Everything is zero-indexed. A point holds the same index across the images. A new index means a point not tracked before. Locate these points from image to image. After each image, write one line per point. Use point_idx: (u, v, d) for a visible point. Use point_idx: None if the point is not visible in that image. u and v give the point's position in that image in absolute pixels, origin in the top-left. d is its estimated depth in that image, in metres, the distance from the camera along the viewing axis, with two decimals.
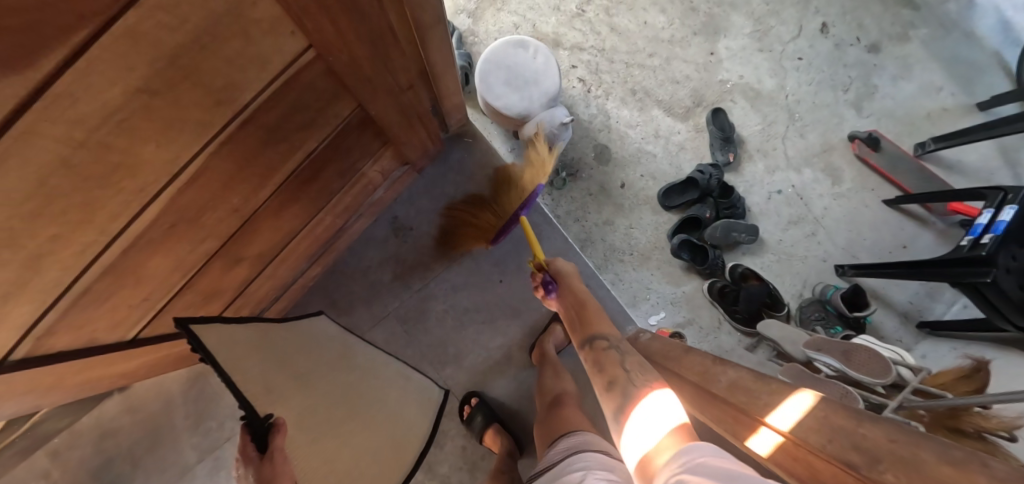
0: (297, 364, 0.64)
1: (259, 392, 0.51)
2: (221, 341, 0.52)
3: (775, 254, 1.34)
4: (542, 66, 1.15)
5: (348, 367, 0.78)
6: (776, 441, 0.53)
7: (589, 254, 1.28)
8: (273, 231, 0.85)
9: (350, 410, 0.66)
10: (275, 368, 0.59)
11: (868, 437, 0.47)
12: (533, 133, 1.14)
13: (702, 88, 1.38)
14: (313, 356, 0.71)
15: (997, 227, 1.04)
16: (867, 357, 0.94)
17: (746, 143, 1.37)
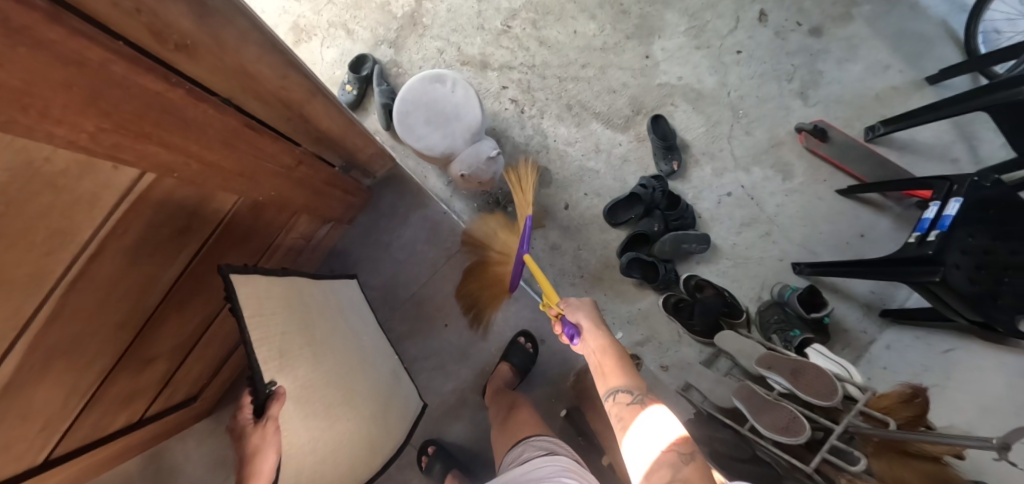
0: (317, 328, 0.77)
1: (270, 358, 0.62)
2: (249, 292, 0.62)
3: (730, 259, 1.31)
4: (462, 100, 1.10)
5: (358, 343, 0.91)
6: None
7: (538, 283, 1.25)
8: (183, 323, 0.81)
9: (343, 394, 0.78)
10: (295, 330, 0.71)
11: None
12: (459, 171, 1.11)
13: (640, 95, 1.33)
14: (329, 325, 0.83)
15: (943, 222, 1.01)
16: (815, 375, 0.92)
17: (691, 147, 1.33)
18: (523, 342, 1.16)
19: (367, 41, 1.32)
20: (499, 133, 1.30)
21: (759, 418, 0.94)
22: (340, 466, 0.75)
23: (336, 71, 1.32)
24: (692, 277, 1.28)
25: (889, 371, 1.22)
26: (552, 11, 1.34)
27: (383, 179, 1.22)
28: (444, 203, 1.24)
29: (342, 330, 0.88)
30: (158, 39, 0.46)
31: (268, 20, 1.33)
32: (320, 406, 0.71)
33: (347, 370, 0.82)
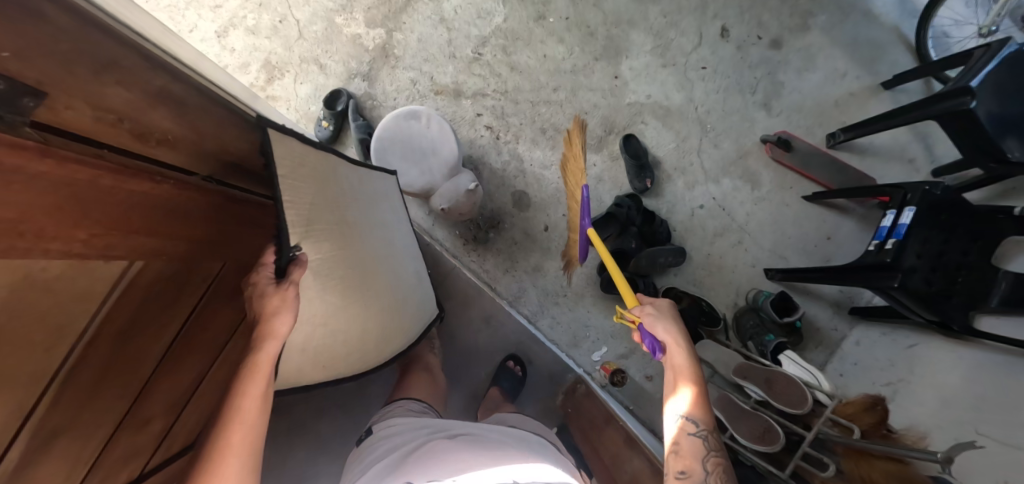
0: (348, 209, 0.77)
1: (299, 228, 0.63)
2: (287, 156, 0.61)
3: (705, 269, 1.37)
4: (438, 134, 1.11)
5: (386, 228, 0.92)
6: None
7: (523, 305, 1.30)
8: (177, 383, 0.81)
9: (366, 275, 0.80)
10: (327, 207, 0.70)
11: None
12: (439, 205, 1.13)
13: (611, 115, 1.37)
14: (362, 211, 0.83)
15: (899, 230, 1.07)
16: (787, 384, 0.99)
17: (663, 163, 1.38)
18: (513, 365, 1.21)
19: (340, 75, 1.34)
20: (476, 160, 1.32)
21: (736, 425, 1.00)
22: (353, 341, 0.79)
23: (311, 107, 1.33)
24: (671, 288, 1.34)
25: (860, 367, 1.29)
26: (522, 36, 1.37)
27: None
28: (426, 232, 1.29)
29: (374, 217, 0.87)
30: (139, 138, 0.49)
31: (239, 59, 1.33)
32: (341, 282, 0.73)
33: (373, 256, 0.83)
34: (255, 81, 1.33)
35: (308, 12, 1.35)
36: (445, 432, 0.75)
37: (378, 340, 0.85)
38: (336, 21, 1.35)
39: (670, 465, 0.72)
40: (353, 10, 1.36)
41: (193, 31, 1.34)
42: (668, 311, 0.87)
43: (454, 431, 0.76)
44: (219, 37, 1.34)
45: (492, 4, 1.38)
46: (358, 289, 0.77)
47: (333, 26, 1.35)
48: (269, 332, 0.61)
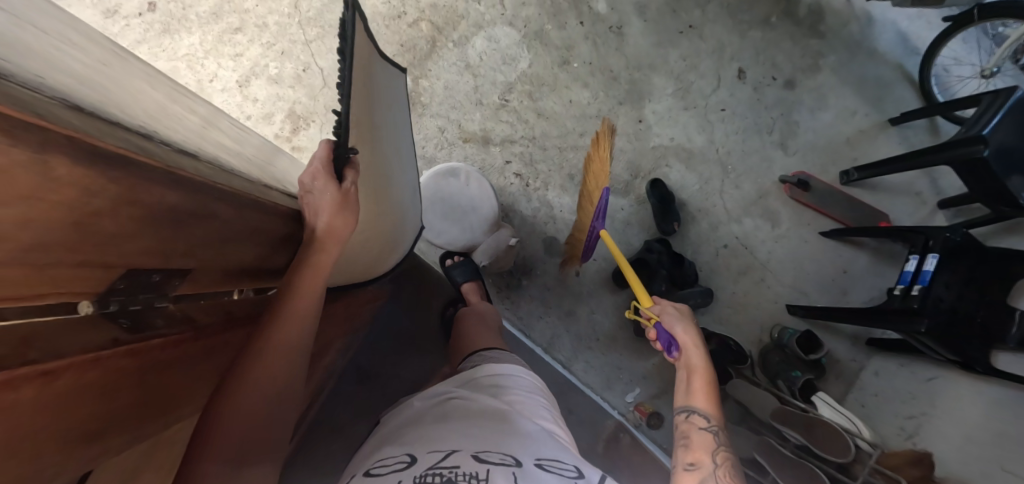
0: (387, 123, 0.69)
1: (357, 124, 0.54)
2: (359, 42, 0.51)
3: (729, 307, 1.41)
4: (477, 191, 1.13)
5: (402, 141, 0.84)
6: None
7: (558, 350, 1.32)
8: None
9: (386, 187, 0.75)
10: (376, 115, 0.62)
11: None
12: (482, 260, 1.16)
13: (636, 158, 1.40)
14: (393, 120, 0.74)
15: (923, 277, 1.13)
16: (828, 432, 1.03)
17: (686, 204, 1.42)
18: None
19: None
20: (507, 207, 1.35)
21: (780, 471, 1.03)
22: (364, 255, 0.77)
23: None
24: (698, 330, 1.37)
25: (880, 398, 1.35)
26: (547, 81, 1.39)
27: (403, 269, 1.28)
28: None
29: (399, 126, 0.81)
30: (247, 276, 0.49)
31: (263, 108, 1.32)
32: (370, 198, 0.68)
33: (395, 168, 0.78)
34: (279, 130, 1.31)
35: (331, 60, 1.34)
36: (434, 390, 0.77)
37: (382, 245, 0.82)
38: None
39: (681, 458, 0.74)
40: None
41: (214, 81, 1.33)
42: (686, 316, 0.93)
43: (439, 386, 0.78)
44: (242, 87, 1.33)
45: (516, 50, 1.39)
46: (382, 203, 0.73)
47: None
48: (329, 231, 0.57)
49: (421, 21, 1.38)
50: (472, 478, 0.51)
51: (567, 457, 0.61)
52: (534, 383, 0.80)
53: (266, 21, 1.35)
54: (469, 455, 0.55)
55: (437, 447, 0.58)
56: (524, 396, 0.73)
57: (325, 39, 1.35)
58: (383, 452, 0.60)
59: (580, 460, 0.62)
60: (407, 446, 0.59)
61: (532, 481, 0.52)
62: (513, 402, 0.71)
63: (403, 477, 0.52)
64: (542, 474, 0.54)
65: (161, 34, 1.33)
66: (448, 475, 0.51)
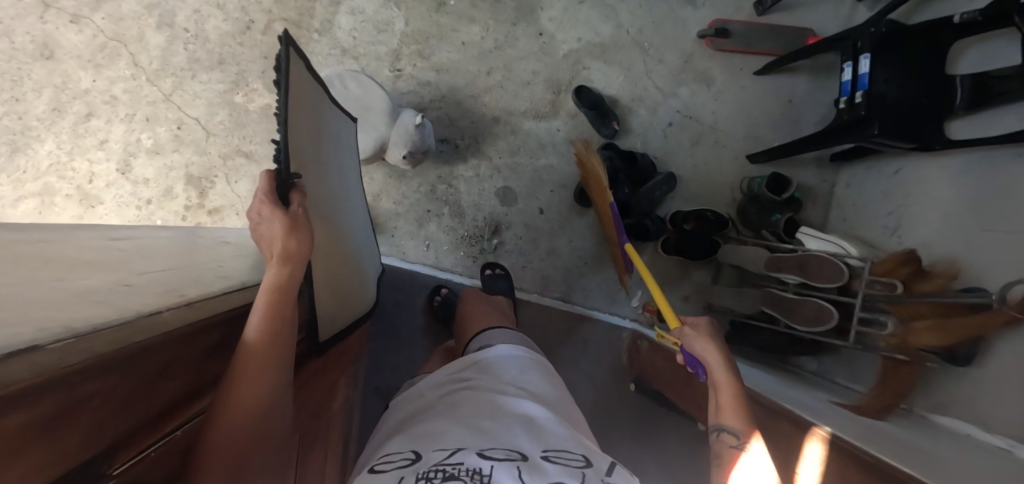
0: (323, 149, 0.75)
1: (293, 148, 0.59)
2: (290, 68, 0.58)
3: (695, 181, 1.40)
4: (357, 90, 1.10)
5: (342, 166, 0.89)
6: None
7: (554, 289, 1.31)
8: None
9: (331, 219, 0.77)
10: (309, 141, 0.67)
11: None
12: (401, 154, 1.14)
13: (553, 74, 1.33)
14: (329, 150, 0.80)
15: (862, 81, 1.11)
16: (821, 264, 1.05)
17: (619, 100, 1.36)
18: None
19: (270, 156, 1.22)
20: (448, 177, 1.28)
21: (790, 316, 1.09)
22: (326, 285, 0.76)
23: None
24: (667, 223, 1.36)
25: (858, 207, 1.39)
26: (431, 33, 1.28)
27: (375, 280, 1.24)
28: (437, 269, 1.27)
29: (335, 154, 0.85)
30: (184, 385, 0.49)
31: (158, 186, 1.21)
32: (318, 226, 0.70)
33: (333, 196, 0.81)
34: (187, 200, 1.21)
35: (202, 106, 1.22)
36: (445, 387, 0.73)
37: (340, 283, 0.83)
38: (236, 103, 1.22)
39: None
40: (249, 82, 1.23)
41: (94, 180, 1.20)
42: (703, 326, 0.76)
43: (448, 384, 0.74)
44: (125, 174, 1.20)
45: (386, 13, 1.27)
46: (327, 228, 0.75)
47: (240, 109, 1.22)
48: (283, 256, 0.57)
49: (275, 25, 1.24)
50: (474, 472, 0.46)
51: (575, 448, 0.54)
52: (540, 364, 0.80)
53: (113, 94, 1.21)
54: (473, 451, 0.50)
55: (445, 444, 0.53)
56: (530, 381, 0.71)
57: (185, 86, 1.22)
58: (391, 446, 0.58)
59: (590, 450, 0.55)
60: (414, 445, 0.56)
61: (536, 471, 0.47)
62: (522, 392, 0.66)
63: (405, 474, 0.48)
64: (548, 465, 0.48)
65: (12, 155, 1.19)
66: (449, 474, 0.46)
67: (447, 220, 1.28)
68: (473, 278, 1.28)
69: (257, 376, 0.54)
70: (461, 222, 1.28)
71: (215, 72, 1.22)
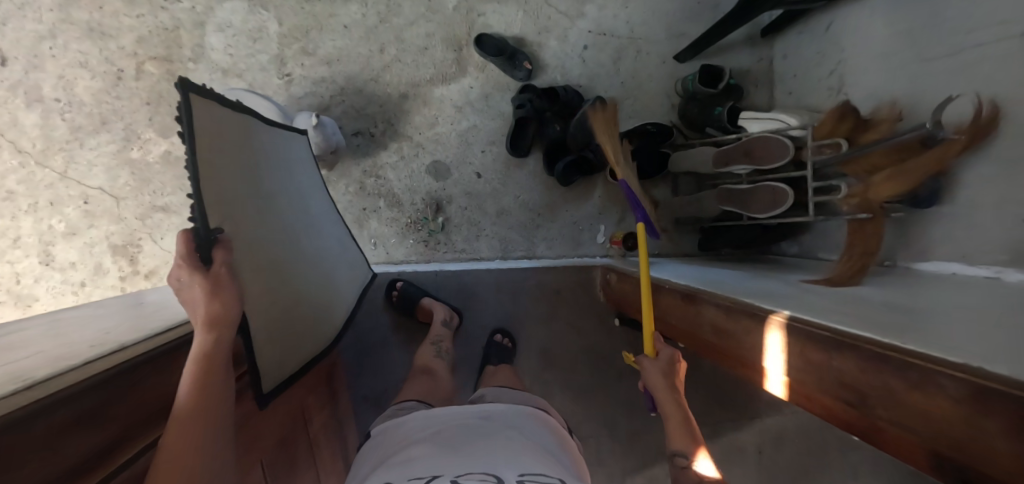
0: (266, 184, 0.74)
1: (213, 202, 0.58)
2: (193, 119, 0.55)
3: (628, 98, 1.33)
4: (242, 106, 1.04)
5: (305, 192, 0.88)
6: (782, 380, 0.60)
7: (515, 250, 1.27)
8: None
9: (287, 257, 0.77)
10: (241, 183, 0.65)
11: (842, 368, 0.51)
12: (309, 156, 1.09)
13: (448, 31, 1.24)
14: (278, 180, 0.78)
15: None
16: (765, 145, 0.99)
17: (525, 38, 1.27)
18: (503, 338, 1.17)
19: (186, 202, 1.17)
20: (374, 170, 1.22)
21: (749, 207, 1.03)
22: (289, 321, 0.77)
23: None
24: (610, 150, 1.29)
25: (800, 76, 1.31)
26: (310, 26, 1.20)
27: None
28: (391, 264, 1.23)
29: (293, 185, 0.84)
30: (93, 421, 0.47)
31: (86, 267, 1.16)
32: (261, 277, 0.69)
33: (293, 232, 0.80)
34: (120, 272, 1.17)
35: (101, 174, 1.16)
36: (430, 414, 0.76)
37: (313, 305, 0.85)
38: (133, 160, 1.16)
39: None
40: (140, 134, 1.16)
41: (21, 279, 1.16)
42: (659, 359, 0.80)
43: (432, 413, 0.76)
44: (49, 264, 1.16)
45: (255, 19, 1.18)
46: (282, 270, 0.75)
47: (140, 165, 1.16)
48: (210, 319, 0.58)
49: (145, 66, 1.16)
50: None
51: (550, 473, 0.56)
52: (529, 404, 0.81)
53: (8, 188, 1.15)
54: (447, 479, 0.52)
55: (419, 472, 0.55)
56: (514, 418, 0.72)
57: (77, 159, 1.16)
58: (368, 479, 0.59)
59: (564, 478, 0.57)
60: (390, 473, 0.58)
61: None
62: (503, 423, 0.68)
63: None
64: None
65: None
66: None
67: (386, 213, 1.23)
68: (430, 262, 1.24)
69: (193, 429, 0.55)
70: (401, 210, 1.23)
71: (103, 134, 1.16)
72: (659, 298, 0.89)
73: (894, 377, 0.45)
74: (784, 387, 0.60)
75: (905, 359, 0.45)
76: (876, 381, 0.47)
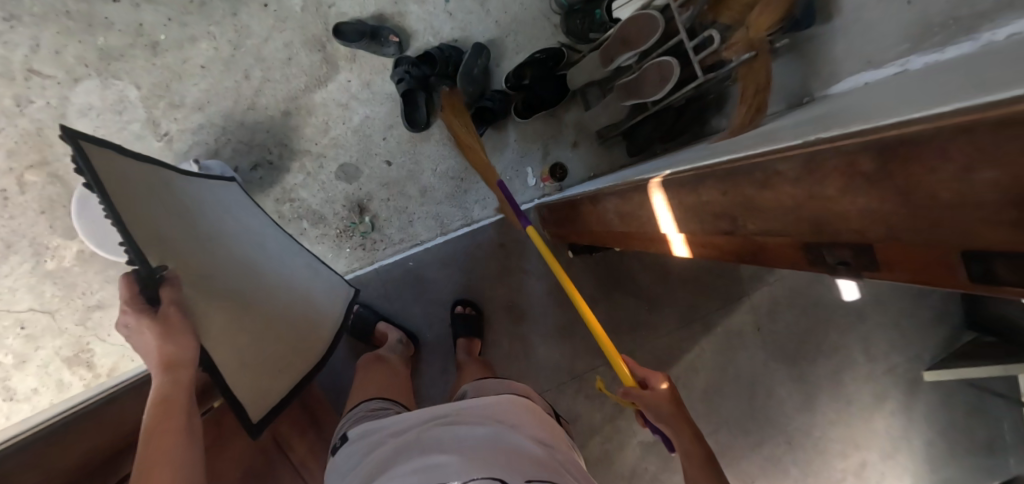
0: (217, 216, 0.72)
1: (156, 239, 0.56)
2: (106, 165, 0.53)
3: (510, 34, 1.28)
4: None
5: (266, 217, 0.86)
6: (681, 238, 0.55)
7: (452, 221, 1.25)
8: None
9: (262, 285, 0.74)
10: (184, 220, 0.63)
11: (710, 200, 0.47)
12: None
13: (307, 32, 1.19)
14: (231, 213, 0.76)
15: None
16: (636, 25, 0.95)
17: (385, 12, 1.22)
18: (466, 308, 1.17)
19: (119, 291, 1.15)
20: (286, 195, 1.20)
21: (647, 92, 1.00)
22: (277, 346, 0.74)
23: None
24: (509, 94, 1.26)
25: None
26: (169, 78, 1.16)
27: None
28: None
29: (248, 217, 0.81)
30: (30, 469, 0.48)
31: (49, 387, 1.16)
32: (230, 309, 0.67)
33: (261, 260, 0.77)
34: (84, 380, 1.16)
35: (26, 295, 1.14)
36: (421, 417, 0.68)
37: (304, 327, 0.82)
38: (52, 271, 1.14)
39: None
40: (48, 244, 1.14)
41: None
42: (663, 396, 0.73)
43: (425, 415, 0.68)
44: (12, 398, 1.15)
45: (112, 91, 1.14)
46: (258, 298, 0.72)
47: (61, 273, 1.14)
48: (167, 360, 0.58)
49: (25, 177, 1.12)
50: None
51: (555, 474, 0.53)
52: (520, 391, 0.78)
53: None
54: None
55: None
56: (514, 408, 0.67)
57: None
58: None
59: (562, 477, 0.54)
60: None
61: None
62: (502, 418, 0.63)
63: None
64: None
65: None
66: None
67: (313, 232, 1.21)
68: (373, 263, 1.22)
69: (167, 446, 0.56)
70: (327, 223, 1.21)
71: (11, 258, 1.13)
72: (577, 214, 0.87)
73: (744, 185, 0.42)
74: (684, 245, 0.56)
75: (751, 161, 0.41)
76: (734, 197, 0.43)
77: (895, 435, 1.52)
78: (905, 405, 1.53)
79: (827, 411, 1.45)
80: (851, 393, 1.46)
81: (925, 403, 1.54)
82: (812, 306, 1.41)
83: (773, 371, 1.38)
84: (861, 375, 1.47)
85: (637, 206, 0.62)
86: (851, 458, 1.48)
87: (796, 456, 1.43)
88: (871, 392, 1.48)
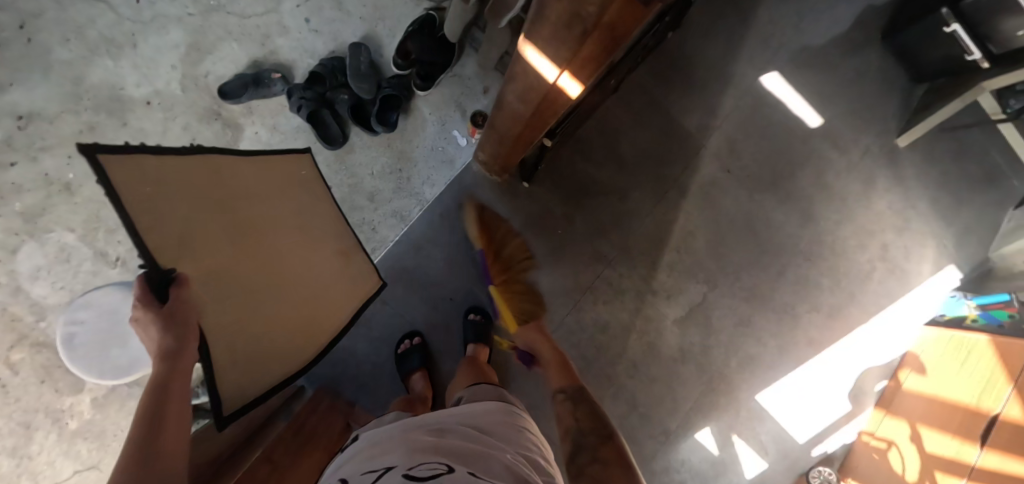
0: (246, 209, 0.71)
1: (169, 242, 0.56)
2: (126, 171, 0.52)
3: (378, 23, 1.31)
4: (87, 306, 1.00)
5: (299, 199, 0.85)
6: (564, 74, 0.58)
7: (410, 210, 1.28)
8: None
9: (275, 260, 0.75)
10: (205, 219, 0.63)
11: (557, 9, 0.48)
12: None
13: (198, 109, 1.22)
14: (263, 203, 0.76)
15: None
16: None
17: (258, 58, 1.25)
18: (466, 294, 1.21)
19: None
20: None
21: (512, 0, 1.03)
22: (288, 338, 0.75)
23: None
24: (404, 76, 1.29)
25: None
26: (96, 209, 1.18)
27: None
28: None
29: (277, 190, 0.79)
30: None
31: None
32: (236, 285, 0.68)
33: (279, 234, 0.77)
34: None
35: (66, 462, 1.16)
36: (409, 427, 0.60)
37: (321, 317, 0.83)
38: (78, 429, 1.16)
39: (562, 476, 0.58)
40: (63, 407, 1.16)
41: None
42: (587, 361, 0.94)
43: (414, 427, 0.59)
44: None
45: (52, 245, 1.16)
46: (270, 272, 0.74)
47: (89, 425, 1.17)
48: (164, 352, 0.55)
49: (11, 358, 1.14)
50: None
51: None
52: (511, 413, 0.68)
53: None
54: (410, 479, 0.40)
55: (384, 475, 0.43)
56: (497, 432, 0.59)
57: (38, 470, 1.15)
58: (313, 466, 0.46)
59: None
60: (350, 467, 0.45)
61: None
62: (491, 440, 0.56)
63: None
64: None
65: None
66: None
67: None
68: None
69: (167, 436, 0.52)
70: None
71: (36, 435, 1.15)
72: (497, 128, 0.89)
73: None
74: (573, 81, 0.58)
75: None
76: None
77: (901, 207, 1.55)
78: (896, 177, 1.55)
79: (828, 216, 1.48)
80: (840, 189, 1.49)
81: (911, 167, 1.57)
82: (766, 128, 1.43)
83: (761, 202, 1.41)
84: (842, 169, 1.50)
85: (525, 76, 0.64)
86: (870, 246, 1.51)
87: (821, 267, 1.46)
88: (858, 180, 1.51)
